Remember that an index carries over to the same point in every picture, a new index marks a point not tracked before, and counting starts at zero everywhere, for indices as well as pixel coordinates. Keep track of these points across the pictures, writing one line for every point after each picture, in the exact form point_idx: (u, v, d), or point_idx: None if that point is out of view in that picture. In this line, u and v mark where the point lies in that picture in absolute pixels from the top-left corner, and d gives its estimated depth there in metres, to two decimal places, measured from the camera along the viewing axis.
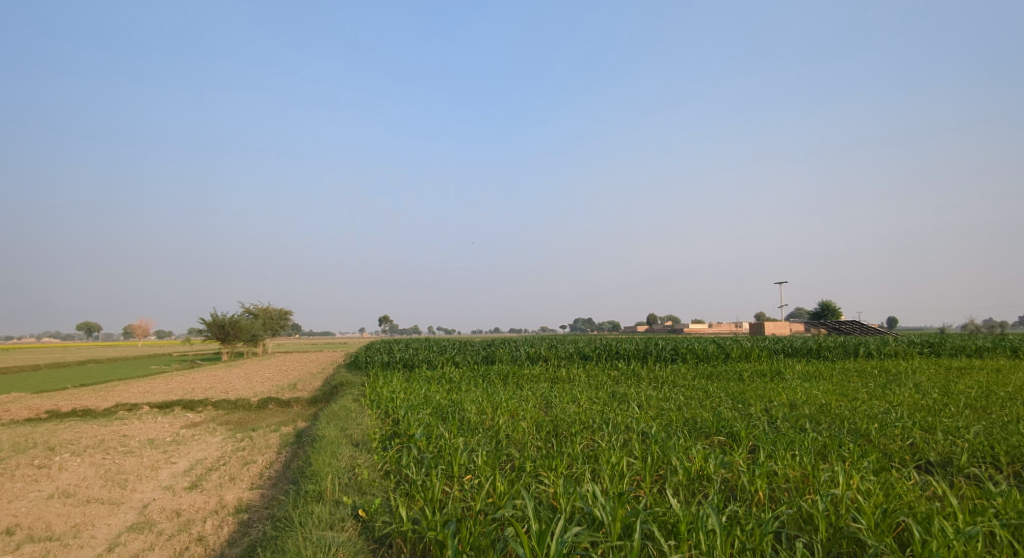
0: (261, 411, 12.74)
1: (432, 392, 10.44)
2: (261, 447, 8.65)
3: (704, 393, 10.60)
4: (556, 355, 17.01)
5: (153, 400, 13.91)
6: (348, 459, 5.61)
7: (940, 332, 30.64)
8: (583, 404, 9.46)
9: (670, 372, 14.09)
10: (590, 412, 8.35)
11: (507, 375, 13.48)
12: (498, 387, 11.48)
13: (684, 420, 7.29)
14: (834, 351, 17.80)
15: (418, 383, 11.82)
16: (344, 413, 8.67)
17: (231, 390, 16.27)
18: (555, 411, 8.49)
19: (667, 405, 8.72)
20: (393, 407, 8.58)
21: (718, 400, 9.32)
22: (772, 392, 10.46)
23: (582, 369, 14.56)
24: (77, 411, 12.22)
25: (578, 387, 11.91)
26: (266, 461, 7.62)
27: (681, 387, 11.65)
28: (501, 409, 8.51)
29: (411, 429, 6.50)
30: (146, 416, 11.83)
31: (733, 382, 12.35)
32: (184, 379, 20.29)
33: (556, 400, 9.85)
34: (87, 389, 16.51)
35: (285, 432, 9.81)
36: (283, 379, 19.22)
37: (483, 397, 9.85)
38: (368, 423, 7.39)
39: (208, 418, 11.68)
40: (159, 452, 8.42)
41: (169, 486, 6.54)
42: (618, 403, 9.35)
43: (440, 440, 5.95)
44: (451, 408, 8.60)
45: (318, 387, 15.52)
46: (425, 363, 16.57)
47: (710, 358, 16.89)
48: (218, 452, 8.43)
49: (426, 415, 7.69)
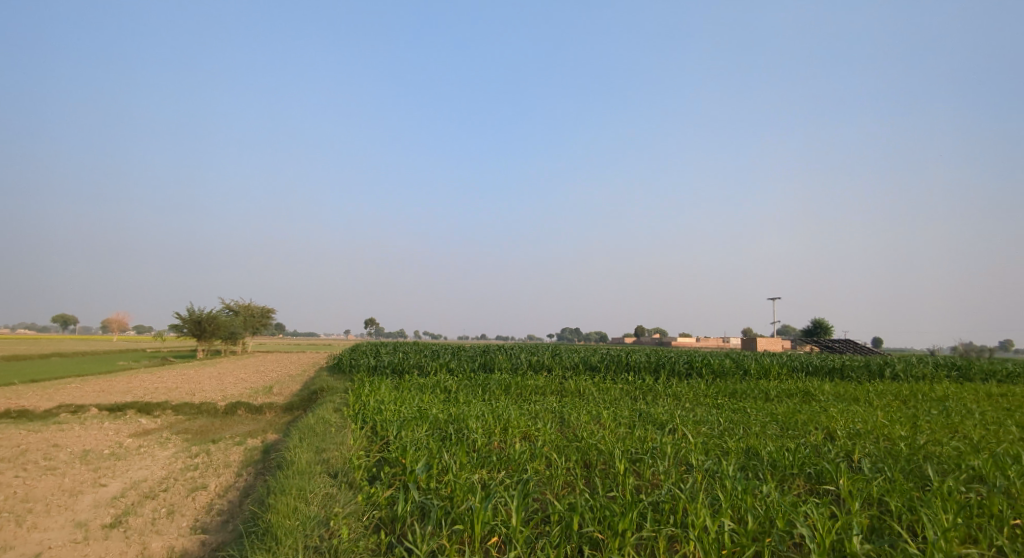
0: (228, 418, 11.13)
1: (428, 405, 8.90)
2: (217, 466, 7.06)
3: (743, 415, 9.17)
4: (560, 364, 15.52)
5: (104, 401, 12.20)
6: (323, 501, 4.12)
7: (929, 353, 29.99)
8: (606, 425, 7.97)
9: (692, 389, 12.66)
10: (622, 437, 6.89)
11: (510, 387, 11.96)
12: (503, 401, 9.95)
13: (746, 453, 5.89)
14: (857, 371, 16.54)
15: (411, 392, 10.29)
16: (321, 428, 7.14)
17: (198, 392, 14.54)
18: (578, 434, 7.05)
19: (713, 432, 7.29)
20: (381, 422, 7.07)
21: (766, 428, 7.90)
22: (822, 417, 9.05)
23: (592, 381, 13.14)
24: (10, 412, 10.53)
25: (592, 402, 10.48)
26: (220, 487, 6.06)
27: (712, 407, 10.20)
28: (513, 431, 7.02)
29: (407, 457, 5.04)
30: (91, 420, 10.18)
31: (767, 403, 10.93)
32: (150, 377, 18.57)
33: (573, 419, 8.38)
34: (34, 386, 14.72)
35: (251, 446, 8.26)
36: (260, 380, 17.52)
37: (489, 413, 8.33)
38: (350, 445, 5.87)
39: (164, 425, 10.07)
40: (88, 470, 6.78)
41: (82, 525, 4.96)
42: (649, 425, 7.88)
43: (447, 478, 4.49)
44: (453, 426, 7.14)
45: (296, 392, 13.89)
46: (416, 369, 15.01)
47: (728, 374, 15.50)
48: (164, 471, 6.85)
49: (424, 437, 6.18)
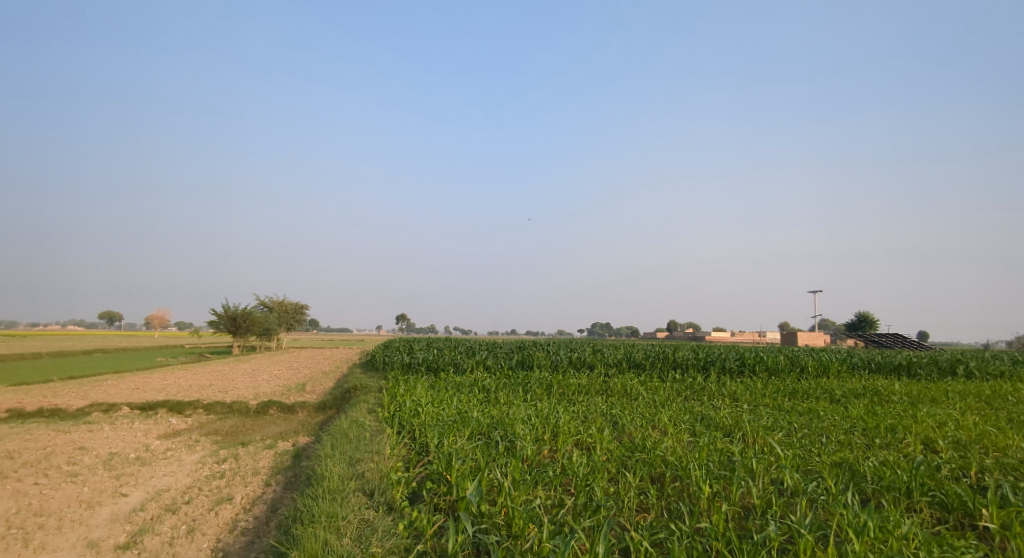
0: (260, 418, 10.73)
1: (468, 406, 8.21)
2: (246, 474, 6.54)
3: (816, 419, 8.20)
4: (602, 361, 14.70)
5: (136, 399, 11.95)
6: (359, 532, 3.49)
7: (987, 347, 28.09)
8: (666, 432, 7.14)
9: (747, 388, 11.70)
10: (691, 447, 6.06)
11: (552, 386, 11.22)
12: (546, 402, 9.19)
13: (845, 466, 5.01)
14: (926, 369, 15.20)
15: (448, 392, 9.65)
16: (356, 433, 6.56)
17: (231, 390, 14.25)
18: (641, 442, 6.25)
19: (793, 440, 6.38)
20: (420, 428, 6.42)
21: (851, 434, 6.98)
22: (909, 422, 8.00)
23: (639, 380, 12.28)
24: (42, 412, 10.35)
25: (644, 403, 9.68)
26: (247, 500, 5.49)
27: (778, 410, 9.22)
28: (566, 439, 6.28)
29: (453, 474, 4.39)
30: (122, 419, 9.90)
31: (837, 405, 9.91)
32: (185, 373, 18.54)
33: (628, 423, 7.61)
34: (71, 384, 14.71)
35: (281, 450, 7.74)
36: (293, 378, 17.23)
37: (535, 416, 7.60)
38: (387, 456, 5.24)
39: (194, 426, 9.69)
40: (110, 477, 6.33)
41: (94, 545, 4.45)
42: (715, 432, 7.01)
43: (504, 507, 3.80)
44: (500, 432, 6.46)
45: (329, 390, 13.46)
46: (451, 366, 14.41)
47: (784, 371, 14.39)
48: (188, 479, 6.35)
49: (469, 447, 5.49)
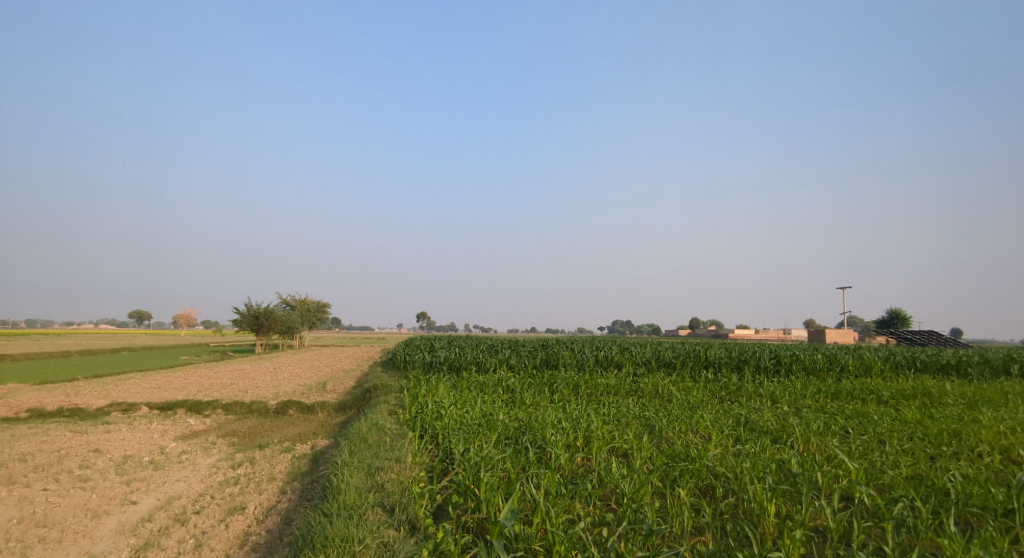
0: (279, 419, 10.45)
1: (494, 408, 7.74)
2: (261, 480, 6.20)
3: (870, 424, 7.54)
4: (630, 360, 14.14)
5: (156, 399, 11.80)
6: None
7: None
8: (708, 438, 6.61)
9: (786, 389, 11.04)
10: (739, 456, 5.52)
11: (579, 387, 10.71)
12: (574, 404, 8.68)
13: (922, 479, 4.43)
14: (977, 368, 14.23)
15: (471, 393, 9.22)
16: (376, 437, 6.17)
17: (251, 389, 14.05)
18: (684, 449, 5.73)
19: (853, 447, 5.78)
20: (443, 433, 6.01)
21: (915, 441, 6.32)
22: (975, 428, 7.28)
23: (670, 380, 11.70)
24: (62, 411, 10.23)
25: (678, 406, 9.13)
26: (260, 510, 5.13)
27: (825, 414, 8.56)
28: (601, 446, 5.79)
29: (483, 488, 3.95)
30: (140, 420, 9.70)
31: (887, 408, 9.22)
32: (208, 372, 18.52)
33: (665, 428, 7.09)
34: (95, 382, 14.70)
35: (299, 454, 7.40)
36: (313, 377, 17.03)
37: (565, 420, 7.10)
38: (409, 465, 4.83)
39: (212, 427, 9.44)
40: (121, 482, 6.04)
41: None
42: (761, 437, 6.45)
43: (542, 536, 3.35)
44: (528, 439, 6.00)
45: (350, 390, 13.16)
46: (473, 366, 13.99)
47: (823, 370, 13.63)
48: (201, 486, 6.04)
49: (497, 455, 5.05)
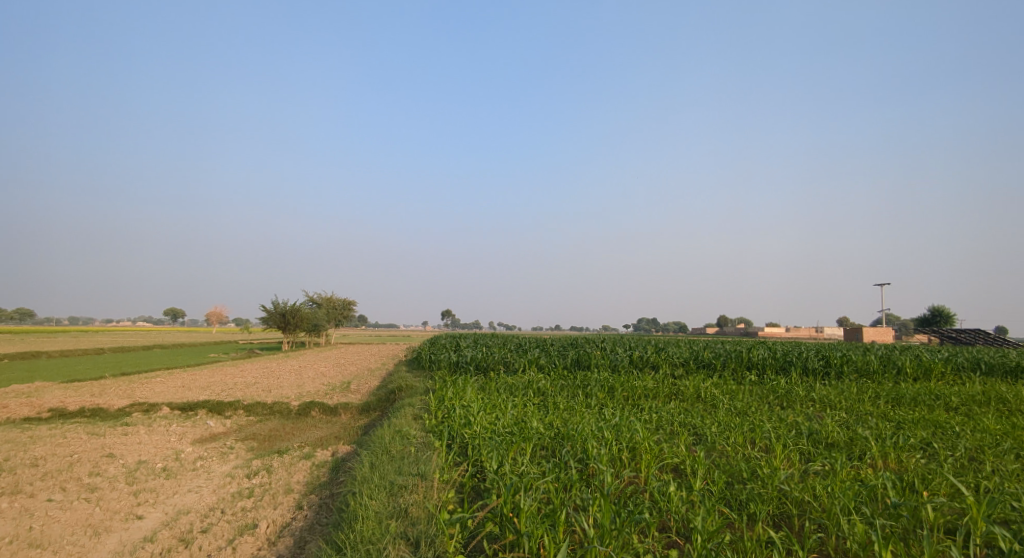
0: (301, 421, 10.05)
1: (527, 414, 7.12)
2: (275, 493, 5.69)
3: (954, 436, 6.67)
4: (667, 361, 13.36)
5: (177, 400, 11.50)
6: None
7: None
8: (768, 451, 5.89)
9: (841, 394, 10.15)
10: (814, 475, 4.80)
11: (614, 390, 10.04)
12: (613, 410, 8.00)
13: None
14: None
15: (501, 396, 8.62)
16: (399, 447, 5.63)
17: (274, 389, 13.71)
18: (747, 465, 5.03)
19: (947, 466, 5.00)
20: (474, 443, 5.46)
21: (1015, 459, 5.47)
22: None
23: (712, 383, 10.91)
24: (83, 412, 10.01)
25: (725, 412, 8.39)
26: (272, 530, 4.62)
27: (894, 423, 7.68)
28: (650, 462, 5.13)
29: (524, 520, 3.37)
30: (160, 422, 9.38)
31: (963, 416, 8.29)
32: (234, 371, 18.36)
33: (718, 440, 6.39)
34: (120, 381, 14.57)
35: (318, 462, 6.91)
36: (338, 376, 16.69)
37: (605, 428, 6.48)
38: (438, 485, 4.28)
39: (231, 430, 9.05)
40: (128, 493, 5.62)
41: None
42: (832, 451, 5.72)
43: None
44: (568, 452, 5.39)
45: (373, 391, 12.71)
46: (501, 366, 13.40)
47: (877, 372, 12.63)
48: (212, 498, 5.57)
49: (536, 473, 4.48)
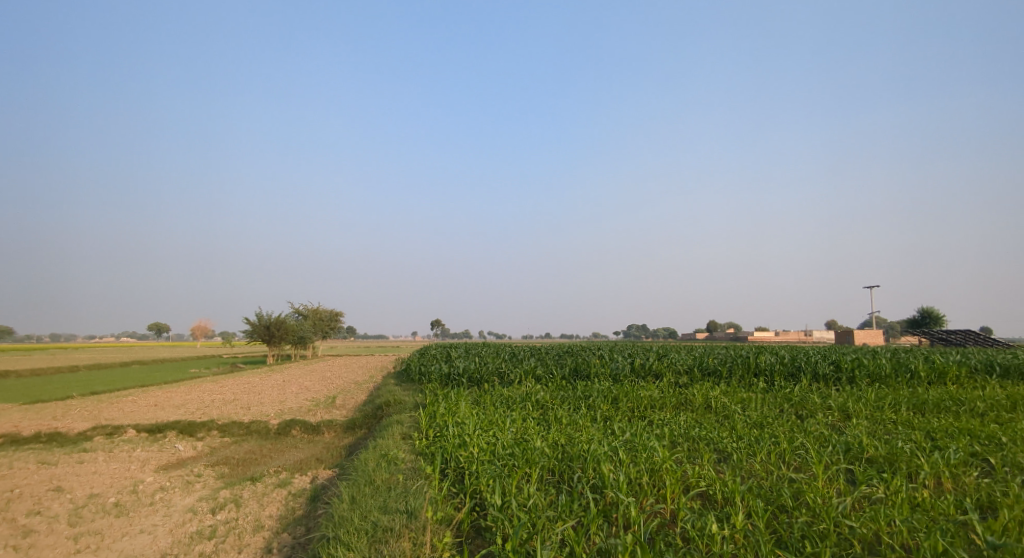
0: (279, 442, 9.21)
1: (528, 431, 6.39)
2: (242, 533, 4.89)
3: (999, 447, 6.06)
4: (670, 368, 12.69)
5: (146, 421, 10.60)
6: None
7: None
8: (803, 470, 5.24)
9: (859, 400, 9.53)
10: (868, 500, 4.15)
11: (619, 401, 9.35)
12: (621, 425, 7.29)
13: None
14: None
15: (499, 411, 7.89)
16: (386, 476, 4.88)
17: (253, 407, 12.83)
18: (789, 490, 4.36)
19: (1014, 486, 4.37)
20: (472, 469, 4.73)
21: None
22: None
23: (721, 391, 10.24)
24: (39, 437, 9.11)
25: (743, 424, 7.72)
26: None
27: (929, 434, 7.02)
28: (677, 489, 4.45)
29: None
30: (123, 447, 8.51)
31: (995, 423, 7.71)
32: (213, 387, 17.39)
33: (745, 457, 5.71)
34: (88, 401, 13.61)
35: (295, 491, 6.12)
36: (322, 391, 15.78)
37: (617, 446, 5.79)
38: (432, 527, 3.56)
39: (201, 454, 8.21)
40: (69, 537, 4.82)
41: None
42: (875, 469, 5.08)
43: None
44: (581, 479, 4.67)
45: (360, 406, 11.89)
46: (495, 378, 12.63)
47: (890, 377, 12.07)
48: (166, 542, 4.76)
49: (548, 508, 3.77)
